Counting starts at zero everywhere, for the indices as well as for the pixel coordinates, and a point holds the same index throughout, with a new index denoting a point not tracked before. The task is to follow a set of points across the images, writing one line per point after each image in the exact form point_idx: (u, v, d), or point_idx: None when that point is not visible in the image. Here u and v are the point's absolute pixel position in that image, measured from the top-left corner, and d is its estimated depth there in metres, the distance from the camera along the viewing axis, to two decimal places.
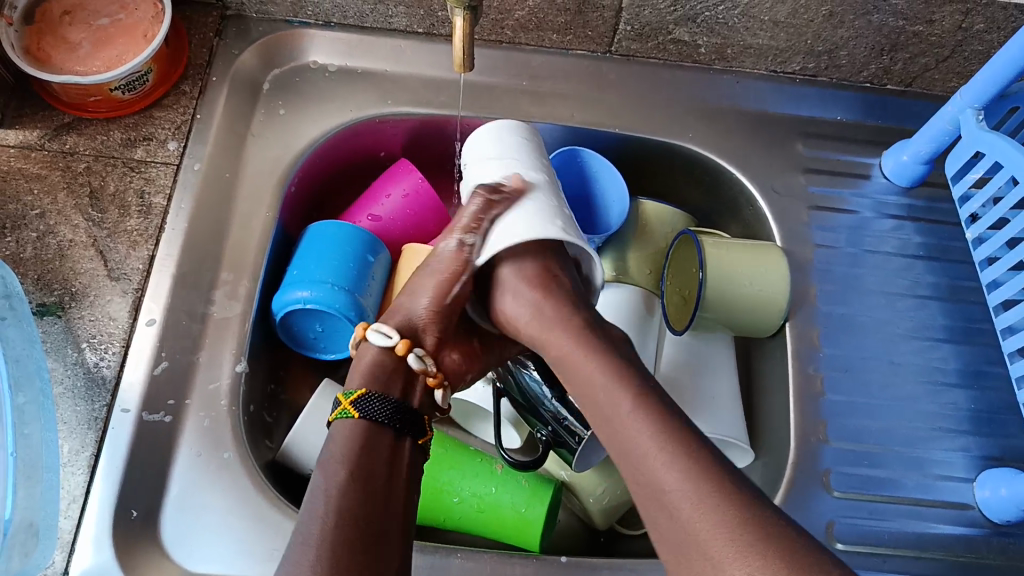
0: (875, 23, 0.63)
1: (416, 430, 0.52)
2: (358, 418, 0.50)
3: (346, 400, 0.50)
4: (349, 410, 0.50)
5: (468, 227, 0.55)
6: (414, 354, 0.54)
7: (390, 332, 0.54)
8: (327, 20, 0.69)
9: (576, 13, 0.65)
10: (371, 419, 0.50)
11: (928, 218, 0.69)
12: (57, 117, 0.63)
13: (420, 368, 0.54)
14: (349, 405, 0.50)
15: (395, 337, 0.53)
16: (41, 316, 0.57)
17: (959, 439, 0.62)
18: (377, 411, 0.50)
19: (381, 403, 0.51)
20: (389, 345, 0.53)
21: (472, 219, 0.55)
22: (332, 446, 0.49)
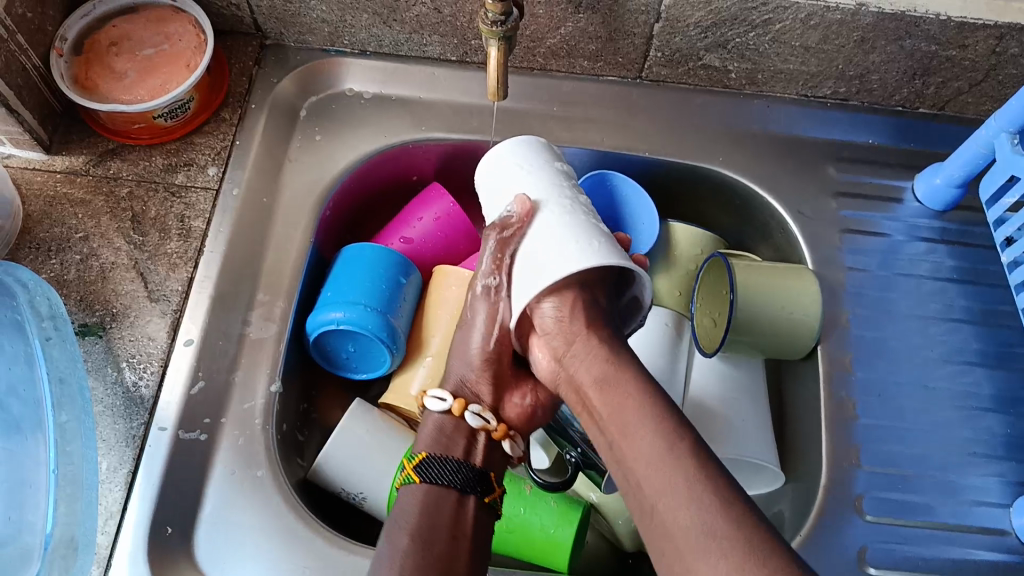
0: (906, 48, 0.63)
1: (483, 487, 0.50)
2: (421, 484, 0.50)
3: (408, 465, 0.51)
4: (411, 474, 0.50)
5: (489, 270, 0.53)
6: (472, 412, 0.53)
7: (444, 395, 0.54)
8: (362, 49, 0.71)
9: (606, 40, 0.66)
10: (434, 482, 0.49)
11: (962, 242, 0.69)
12: (102, 144, 0.66)
13: (481, 425, 0.53)
14: (411, 470, 0.50)
15: (448, 400, 0.53)
16: (83, 335, 0.58)
17: (996, 466, 0.61)
18: (437, 474, 0.50)
19: (445, 465, 0.50)
20: (445, 408, 0.53)
21: (492, 262, 0.53)
22: (405, 513, 0.48)
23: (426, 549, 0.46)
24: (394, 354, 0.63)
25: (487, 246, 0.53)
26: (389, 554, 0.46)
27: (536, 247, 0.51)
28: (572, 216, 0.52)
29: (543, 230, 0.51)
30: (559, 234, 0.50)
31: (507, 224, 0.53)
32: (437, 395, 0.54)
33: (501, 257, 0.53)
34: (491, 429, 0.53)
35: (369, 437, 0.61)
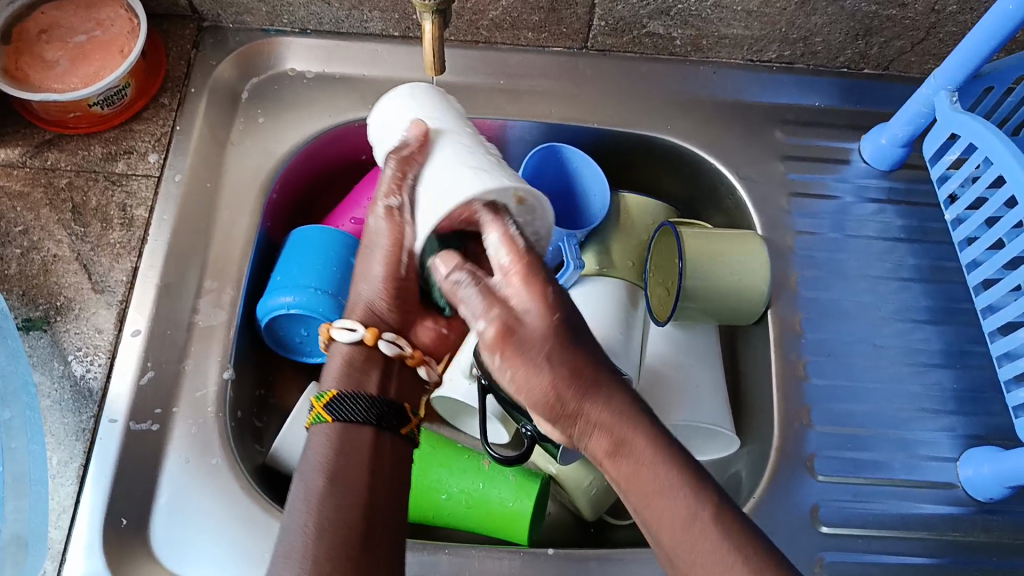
0: (847, 9, 0.64)
1: (399, 419, 0.46)
2: (334, 422, 0.45)
3: (318, 403, 0.45)
4: (323, 414, 0.45)
5: (390, 189, 0.46)
6: (386, 340, 0.47)
7: (354, 324, 0.47)
8: (303, 27, 0.70)
9: (549, 11, 0.65)
10: (348, 420, 0.45)
11: (909, 201, 0.70)
12: (38, 134, 0.64)
13: (397, 353, 0.47)
14: (320, 408, 0.45)
15: (359, 328, 0.47)
16: (27, 330, 0.57)
17: (945, 419, 0.62)
18: (351, 411, 0.45)
19: (355, 400, 0.45)
20: (356, 339, 0.47)
21: (391, 181, 0.46)
22: (310, 456, 0.45)
23: (328, 501, 0.42)
24: None
25: (384, 166, 0.47)
26: (303, 495, 0.43)
27: (432, 178, 0.45)
28: (466, 143, 0.47)
29: (438, 154, 0.46)
30: (449, 155, 0.46)
31: (406, 144, 0.47)
32: (347, 326, 0.47)
33: (407, 175, 0.46)
34: (405, 355, 0.48)
35: None
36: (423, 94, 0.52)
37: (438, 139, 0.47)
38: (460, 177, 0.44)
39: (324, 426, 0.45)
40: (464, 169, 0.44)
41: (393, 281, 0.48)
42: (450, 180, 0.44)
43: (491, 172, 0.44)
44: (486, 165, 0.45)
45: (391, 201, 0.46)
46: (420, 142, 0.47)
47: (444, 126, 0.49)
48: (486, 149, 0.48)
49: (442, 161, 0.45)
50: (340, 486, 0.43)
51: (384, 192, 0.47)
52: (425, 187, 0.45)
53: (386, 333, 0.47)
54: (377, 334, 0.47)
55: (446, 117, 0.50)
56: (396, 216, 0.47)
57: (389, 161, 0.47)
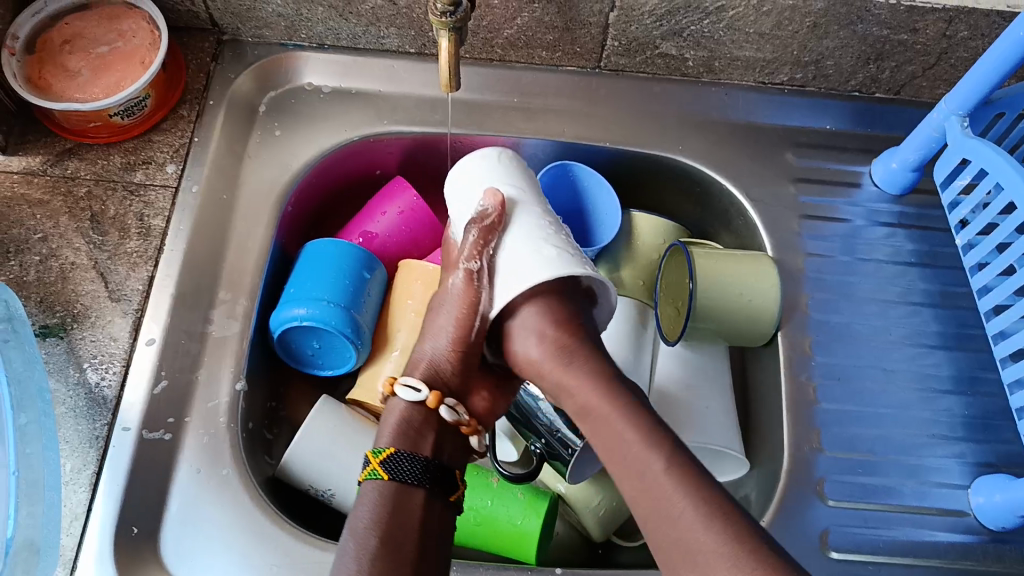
0: (859, 33, 0.64)
1: (448, 487, 0.50)
2: (388, 480, 0.48)
3: (374, 460, 0.49)
4: (379, 470, 0.49)
5: (471, 254, 0.52)
6: (446, 406, 0.52)
7: (417, 386, 0.52)
8: (321, 43, 0.71)
9: (564, 30, 0.66)
10: (402, 480, 0.48)
11: (919, 225, 0.70)
12: (58, 143, 0.65)
13: (454, 420, 0.52)
14: (378, 465, 0.49)
15: (422, 390, 0.52)
16: (43, 337, 0.58)
17: (954, 445, 0.62)
18: (405, 471, 0.49)
19: (410, 460, 0.49)
20: (418, 399, 0.52)
21: (473, 247, 0.52)
22: (361, 508, 0.47)
23: (379, 555, 0.45)
24: (360, 349, 0.63)
25: (467, 234, 0.53)
26: (355, 548, 0.45)
27: (513, 253, 0.52)
28: (539, 218, 0.54)
29: (516, 228, 0.53)
30: (530, 232, 0.53)
31: (487, 213, 0.53)
32: (411, 386, 0.52)
33: (487, 244, 0.53)
34: (462, 423, 0.53)
35: (336, 433, 0.61)
36: (503, 160, 0.58)
37: (516, 213, 0.54)
38: (539, 257, 0.51)
39: (376, 483, 0.48)
40: (543, 248, 0.52)
41: (458, 345, 0.53)
42: (531, 258, 0.51)
43: (569, 254, 0.52)
44: (561, 243, 0.53)
45: (472, 265, 0.52)
46: (500, 214, 0.53)
47: (517, 197, 0.56)
48: (556, 224, 0.55)
49: (524, 236, 0.53)
50: (391, 543, 0.46)
51: (465, 257, 0.52)
52: (506, 257, 0.52)
53: (447, 400, 0.52)
54: (439, 398, 0.52)
55: (523, 189, 0.56)
56: (474, 280, 0.52)
57: (471, 228, 0.53)
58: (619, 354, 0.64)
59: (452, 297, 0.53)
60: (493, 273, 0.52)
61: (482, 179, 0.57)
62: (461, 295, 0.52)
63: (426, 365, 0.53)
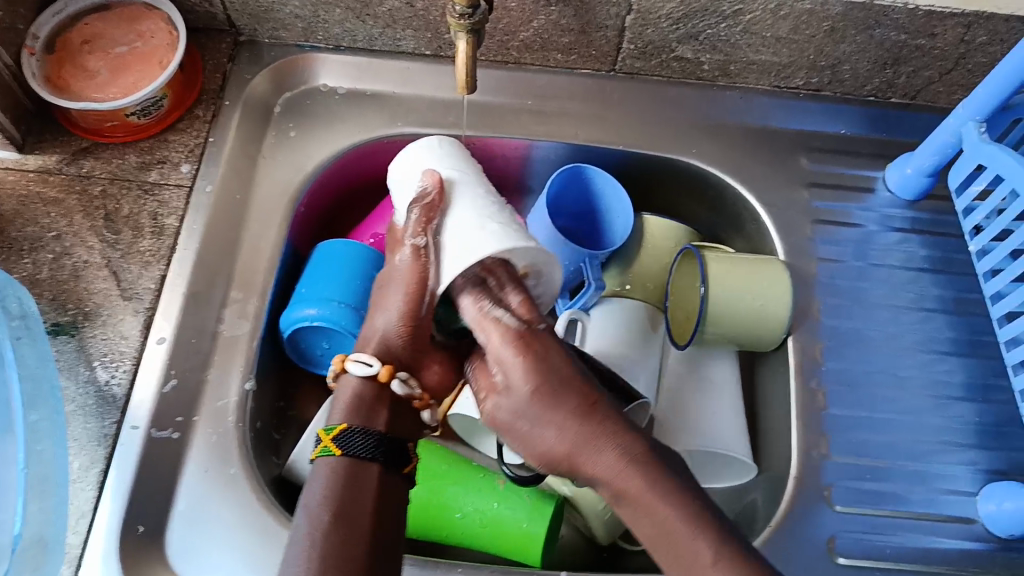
0: (876, 38, 0.64)
1: (401, 459, 0.48)
2: (341, 456, 0.47)
3: (328, 436, 0.48)
4: (330, 446, 0.47)
5: (416, 231, 0.50)
6: (398, 380, 0.50)
7: (370, 361, 0.50)
8: (337, 44, 0.71)
9: (579, 33, 0.66)
10: (355, 455, 0.47)
11: (935, 232, 0.69)
12: (74, 142, 0.65)
13: (406, 393, 0.50)
14: (331, 441, 0.48)
15: (374, 364, 0.49)
16: (55, 335, 0.58)
17: (967, 454, 0.61)
18: (358, 447, 0.47)
19: (362, 436, 0.48)
20: (371, 373, 0.49)
21: (417, 225, 0.50)
22: (315, 485, 0.47)
23: (330, 533, 0.44)
24: None
25: (411, 213, 0.50)
26: (308, 527, 0.45)
27: (456, 228, 0.50)
28: (481, 195, 0.52)
29: (458, 205, 0.51)
30: (473, 208, 0.51)
31: (433, 190, 0.51)
32: (361, 361, 0.50)
33: (432, 222, 0.51)
34: (414, 396, 0.51)
35: None
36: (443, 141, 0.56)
37: (456, 189, 0.52)
38: (485, 230, 0.49)
39: (329, 459, 0.47)
40: (488, 223, 0.49)
41: (407, 320, 0.51)
42: (475, 232, 0.49)
43: (513, 229, 0.49)
44: (507, 219, 0.50)
45: (418, 242, 0.50)
46: (441, 191, 0.51)
47: (456, 174, 0.53)
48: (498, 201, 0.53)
49: (468, 213, 0.50)
50: (344, 519, 0.45)
51: (410, 233, 0.50)
52: (450, 232, 0.50)
53: (399, 372, 0.50)
54: (391, 372, 0.50)
55: (461, 166, 0.54)
56: (425, 257, 0.50)
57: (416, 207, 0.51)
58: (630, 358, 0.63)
59: (399, 275, 0.51)
60: (439, 247, 0.50)
61: (421, 161, 0.54)
62: (409, 273, 0.50)
63: (377, 336, 0.51)
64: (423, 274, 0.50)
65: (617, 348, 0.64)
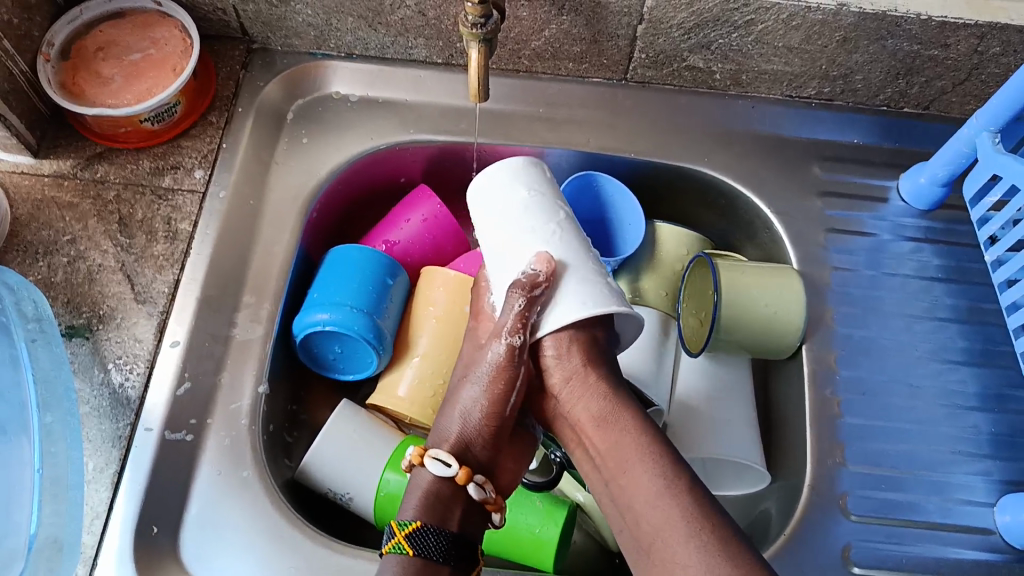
0: (888, 48, 0.64)
1: (467, 563, 0.48)
2: (412, 557, 0.47)
3: (400, 533, 0.47)
4: (404, 544, 0.47)
5: (514, 328, 0.49)
6: (474, 483, 0.50)
7: (449, 461, 0.50)
8: (349, 52, 0.72)
9: (591, 42, 0.66)
10: (426, 557, 0.47)
11: (947, 241, 0.69)
12: (89, 147, 0.66)
13: (481, 497, 0.50)
14: (403, 539, 0.47)
15: (454, 466, 0.49)
16: (69, 337, 0.58)
17: (981, 463, 0.61)
18: (431, 549, 0.47)
19: (436, 536, 0.47)
20: (448, 474, 0.49)
21: (516, 321, 0.49)
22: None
23: None
24: (381, 355, 0.63)
25: (511, 306, 0.48)
26: None
27: (560, 318, 0.48)
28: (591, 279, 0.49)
29: (564, 299, 0.48)
30: (580, 299, 0.48)
31: (535, 284, 0.48)
32: (442, 461, 0.50)
33: (527, 318, 0.49)
34: (487, 500, 0.51)
35: (355, 437, 0.61)
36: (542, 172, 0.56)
37: (566, 274, 0.49)
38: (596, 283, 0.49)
39: (400, 557, 0.47)
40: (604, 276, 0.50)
41: (489, 419, 0.51)
42: (585, 283, 0.48)
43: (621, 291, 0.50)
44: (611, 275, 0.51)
45: (514, 340, 0.49)
46: (550, 282, 0.48)
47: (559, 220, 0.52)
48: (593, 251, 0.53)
49: (582, 257, 0.50)
50: None
51: (507, 334, 0.49)
52: (550, 327, 0.49)
53: (476, 476, 0.50)
54: (469, 474, 0.49)
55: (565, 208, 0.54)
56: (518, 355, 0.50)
57: (514, 299, 0.48)
58: (640, 365, 0.64)
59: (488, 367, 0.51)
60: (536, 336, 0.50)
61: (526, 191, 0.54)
62: (497, 359, 0.50)
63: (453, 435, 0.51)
64: (512, 370, 0.51)
65: (628, 357, 0.64)
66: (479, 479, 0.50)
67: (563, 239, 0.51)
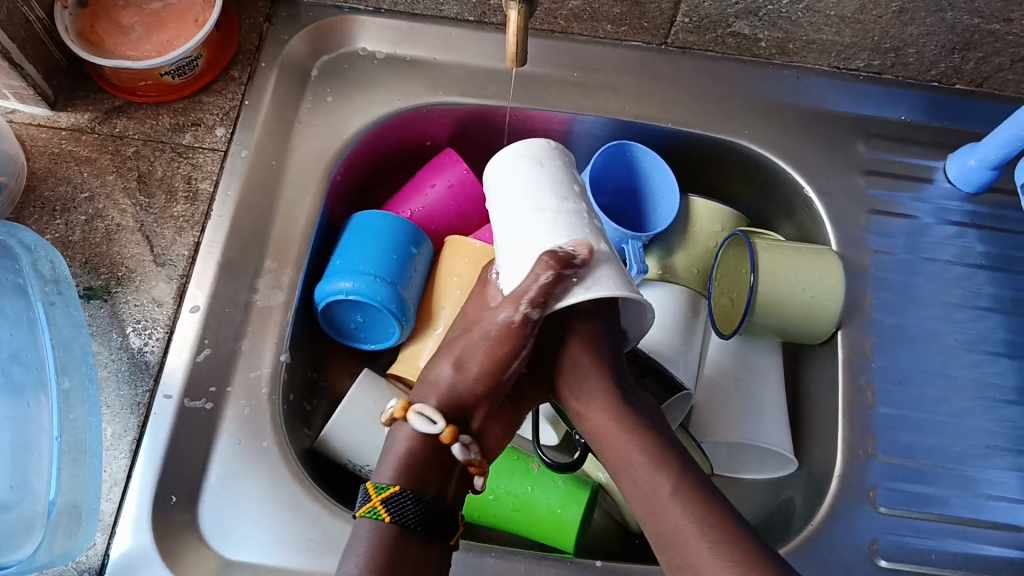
0: (947, 21, 0.60)
1: (449, 531, 0.45)
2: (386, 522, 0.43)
3: (375, 497, 0.44)
4: (379, 509, 0.43)
5: (535, 299, 0.45)
6: (460, 444, 0.46)
7: (434, 417, 0.46)
8: (377, 7, 0.68)
9: (633, 4, 0.63)
10: (400, 523, 0.43)
11: (993, 226, 0.67)
12: (107, 100, 0.64)
13: (465, 458, 0.46)
14: (379, 503, 0.43)
15: (439, 423, 0.46)
16: (88, 299, 0.57)
17: (1013, 459, 0.60)
18: (405, 513, 0.43)
19: (414, 501, 0.44)
20: (433, 433, 0.45)
21: (538, 294, 0.45)
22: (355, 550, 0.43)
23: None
24: (403, 325, 0.62)
25: (544, 273, 0.44)
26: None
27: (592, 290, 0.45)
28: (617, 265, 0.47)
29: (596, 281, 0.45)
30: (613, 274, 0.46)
31: (569, 262, 0.45)
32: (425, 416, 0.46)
33: (550, 293, 0.45)
34: (472, 464, 0.47)
35: (376, 408, 0.60)
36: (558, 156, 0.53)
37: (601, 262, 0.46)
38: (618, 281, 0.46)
39: (374, 523, 0.43)
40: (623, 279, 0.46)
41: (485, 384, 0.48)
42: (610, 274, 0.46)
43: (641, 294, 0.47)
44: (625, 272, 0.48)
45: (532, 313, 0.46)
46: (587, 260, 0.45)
47: (574, 208, 0.50)
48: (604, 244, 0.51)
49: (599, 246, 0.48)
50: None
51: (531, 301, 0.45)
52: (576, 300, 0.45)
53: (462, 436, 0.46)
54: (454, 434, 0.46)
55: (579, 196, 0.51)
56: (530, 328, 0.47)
57: (542, 269, 0.44)
58: (668, 345, 0.62)
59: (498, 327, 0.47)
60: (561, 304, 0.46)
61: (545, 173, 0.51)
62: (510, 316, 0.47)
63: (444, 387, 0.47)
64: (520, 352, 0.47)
65: (654, 335, 0.62)
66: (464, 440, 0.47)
67: (589, 227, 0.49)
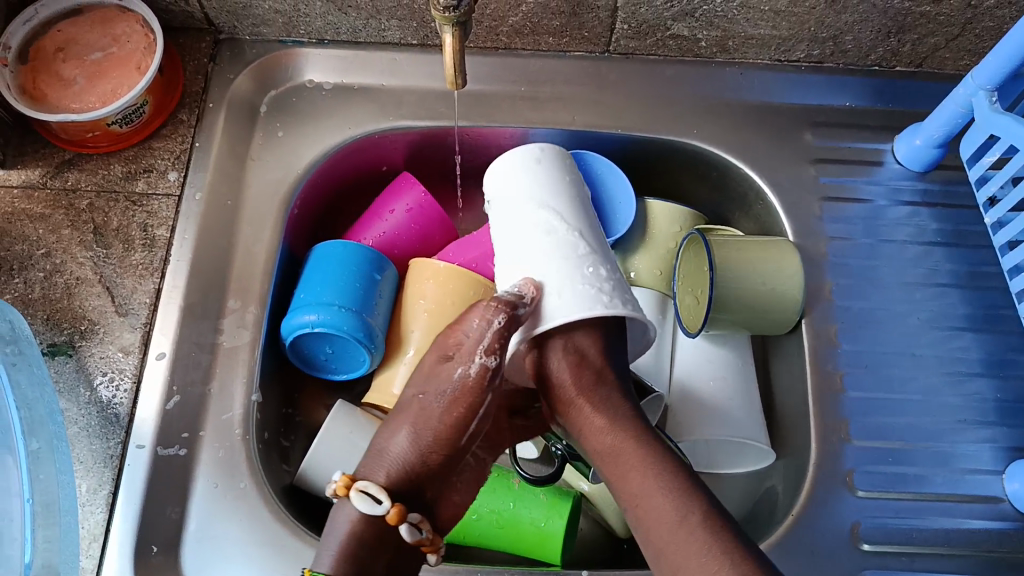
0: (879, 6, 0.61)
1: None
2: None
3: None
4: None
5: (490, 348, 0.47)
6: (408, 524, 0.46)
7: (379, 496, 0.46)
8: (320, 38, 0.69)
9: (571, 16, 0.64)
10: None
11: (945, 203, 0.68)
12: (57, 154, 0.63)
13: (414, 540, 0.46)
14: None
15: (383, 504, 0.45)
16: (52, 356, 0.57)
17: (984, 430, 0.60)
18: None
19: None
20: (377, 513, 0.45)
21: (493, 342, 0.47)
22: None
23: None
24: (373, 353, 0.62)
25: (494, 319, 0.46)
26: None
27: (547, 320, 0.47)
28: (584, 276, 0.49)
29: (553, 312, 0.47)
30: (567, 294, 0.47)
31: (519, 303, 0.47)
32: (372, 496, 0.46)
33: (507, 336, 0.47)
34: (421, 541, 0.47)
35: (352, 437, 0.60)
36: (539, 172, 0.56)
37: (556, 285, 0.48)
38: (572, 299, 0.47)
39: None
40: (583, 292, 0.47)
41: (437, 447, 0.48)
42: (568, 292, 0.47)
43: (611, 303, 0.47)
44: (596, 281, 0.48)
45: (489, 361, 0.47)
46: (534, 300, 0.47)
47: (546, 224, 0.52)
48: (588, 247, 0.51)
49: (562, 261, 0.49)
50: None
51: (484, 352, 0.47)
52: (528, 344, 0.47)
53: (410, 515, 0.46)
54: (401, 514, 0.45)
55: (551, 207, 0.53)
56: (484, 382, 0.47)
57: (491, 313, 0.46)
58: None
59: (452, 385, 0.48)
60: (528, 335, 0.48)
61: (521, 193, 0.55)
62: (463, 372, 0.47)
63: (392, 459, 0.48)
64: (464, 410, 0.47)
65: None
66: (412, 518, 0.46)
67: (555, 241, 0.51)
